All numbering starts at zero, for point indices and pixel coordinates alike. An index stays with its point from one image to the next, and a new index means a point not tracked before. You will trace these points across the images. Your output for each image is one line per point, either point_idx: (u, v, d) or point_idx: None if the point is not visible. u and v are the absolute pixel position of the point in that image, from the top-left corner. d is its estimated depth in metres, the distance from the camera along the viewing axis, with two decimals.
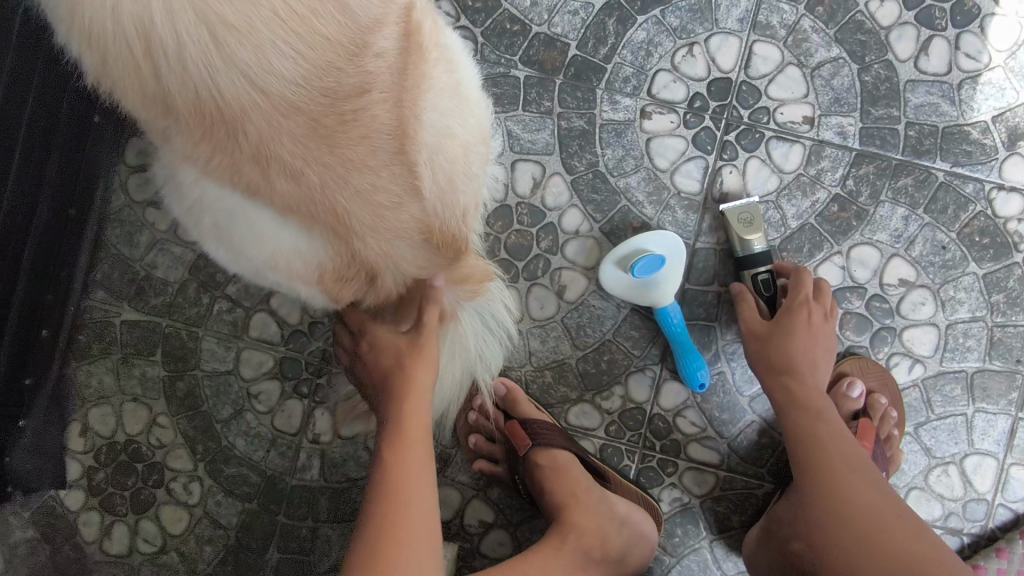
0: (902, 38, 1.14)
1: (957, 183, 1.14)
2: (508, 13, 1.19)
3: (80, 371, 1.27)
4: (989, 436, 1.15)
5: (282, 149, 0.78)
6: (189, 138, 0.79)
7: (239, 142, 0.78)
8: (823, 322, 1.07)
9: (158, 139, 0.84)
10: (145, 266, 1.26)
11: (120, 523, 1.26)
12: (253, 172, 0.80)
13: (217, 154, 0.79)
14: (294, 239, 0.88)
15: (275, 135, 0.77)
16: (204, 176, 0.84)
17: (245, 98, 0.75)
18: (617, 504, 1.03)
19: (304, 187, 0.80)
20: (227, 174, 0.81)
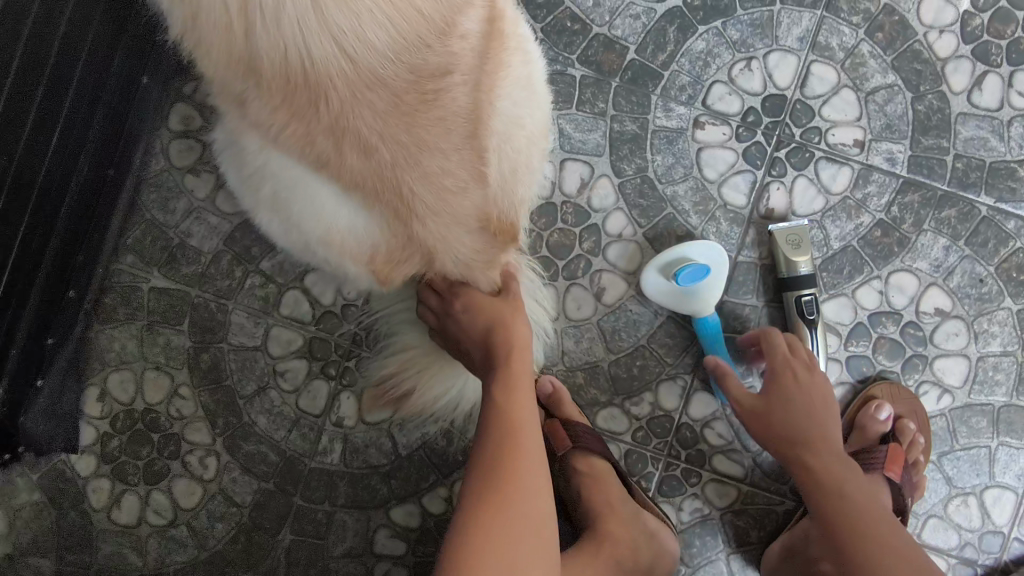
0: (957, 71, 1.16)
1: (1000, 219, 1.16)
2: (569, 10, 1.18)
3: (102, 335, 1.24)
4: (1009, 470, 1.17)
5: (360, 122, 0.78)
6: (267, 103, 0.80)
7: (319, 110, 0.78)
8: (809, 376, 1.07)
9: (230, 106, 0.84)
10: (179, 234, 1.23)
11: (131, 493, 1.24)
12: (326, 143, 0.79)
13: (292, 121, 0.79)
14: (352, 216, 0.86)
15: (356, 107, 0.78)
16: (269, 144, 0.83)
17: (334, 65, 0.77)
18: (648, 519, 1.05)
19: (375, 162, 0.79)
20: (297, 143, 0.80)
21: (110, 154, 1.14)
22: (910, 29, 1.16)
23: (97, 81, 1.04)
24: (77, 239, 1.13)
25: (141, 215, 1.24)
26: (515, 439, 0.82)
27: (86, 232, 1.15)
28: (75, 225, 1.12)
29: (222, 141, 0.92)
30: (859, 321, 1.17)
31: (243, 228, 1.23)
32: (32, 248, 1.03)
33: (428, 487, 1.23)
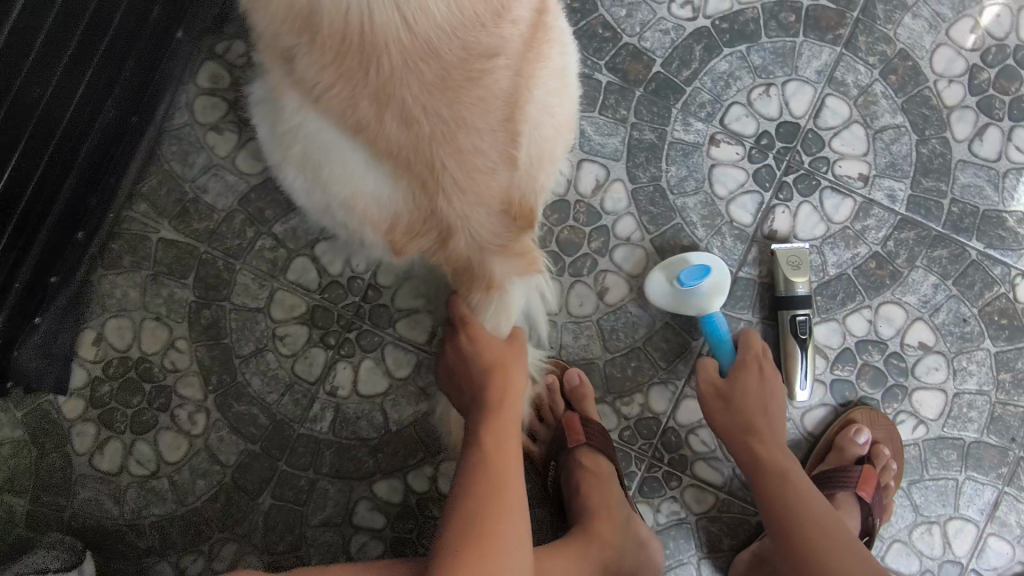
0: (961, 120, 1.22)
1: (987, 264, 1.21)
2: (602, 18, 1.22)
3: (105, 280, 1.24)
4: (974, 504, 1.21)
5: (406, 90, 0.81)
6: (316, 61, 0.82)
7: (369, 73, 0.81)
8: (772, 375, 1.15)
9: (277, 62, 0.87)
10: (195, 189, 1.24)
11: (115, 441, 1.23)
12: (369, 108, 0.82)
13: (340, 82, 0.82)
14: (379, 183, 0.88)
15: (404, 75, 0.81)
16: (311, 101, 0.85)
17: (391, 30, 0.80)
18: (638, 528, 1.06)
19: (413, 133, 0.82)
20: (341, 104, 0.83)
21: (137, 101, 1.15)
22: (921, 75, 1.22)
23: (132, 28, 1.06)
24: (93, 181, 1.13)
25: (159, 166, 1.24)
26: (496, 460, 0.85)
27: (102, 176, 1.15)
28: (94, 167, 1.12)
29: (263, 97, 0.95)
30: (847, 346, 1.22)
31: (260, 190, 1.25)
32: (49, 183, 1.04)
33: (413, 464, 1.25)
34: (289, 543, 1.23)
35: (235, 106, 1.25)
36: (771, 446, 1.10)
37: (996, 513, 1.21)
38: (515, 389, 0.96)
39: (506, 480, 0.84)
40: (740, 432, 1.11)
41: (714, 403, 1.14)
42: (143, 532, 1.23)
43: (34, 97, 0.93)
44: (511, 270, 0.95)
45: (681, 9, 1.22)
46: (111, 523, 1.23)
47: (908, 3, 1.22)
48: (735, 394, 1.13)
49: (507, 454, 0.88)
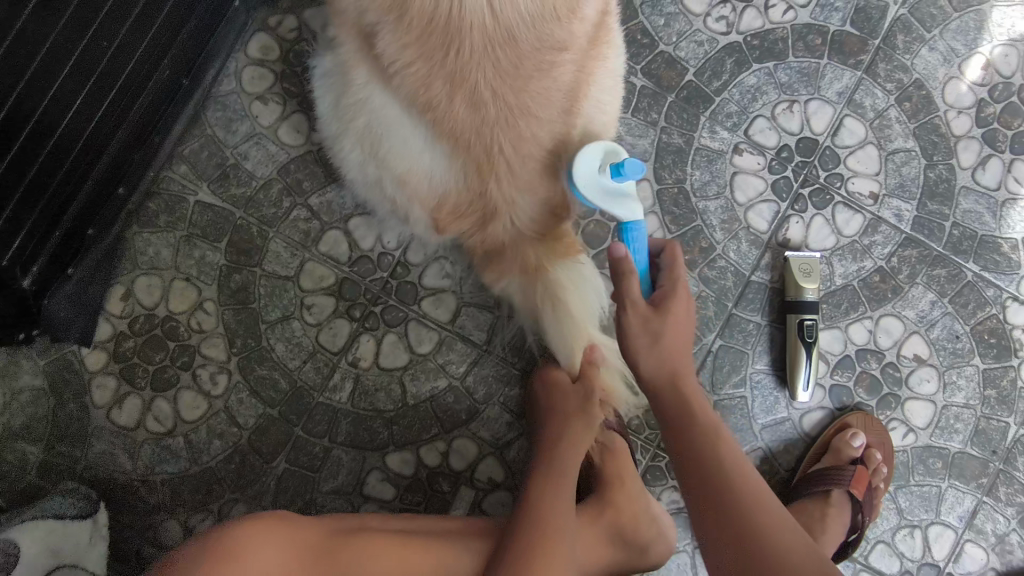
0: (967, 149, 1.30)
1: (981, 285, 1.29)
2: (641, 25, 1.28)
3: (138, 238, 1.25)
4: (954, 511, 1.29)
5: (480, 75, 0.85)
6: (398, 39, 0.86)
7: (448, 56, 0.85)
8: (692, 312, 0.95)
9: (353, 36, 0.92)
10: (236, 155, 1.27)
11: (135, 396, 1.25)
12: (441, 88, 0.86)
13: (418, 61, 0.86)
14: (436, 163, 0.92)
15: (479, 61, 0.85)
16: (385, 77, 0.90)
17: (475, 16, 0.84)
18: (652, 505, 1.11)
19: (479, 117, 0.87)
20: (415, 82, 0.87)
21: (188, 63, 1.18)
22: (933, 104, 1.30)
23: None
24: (139, 137, 1.16)
25: (202, 130, 1.27)
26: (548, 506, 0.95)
27: (148, 133, 1.18)
28: (143, 123, 1.15)
29: (332, 69, 1.00)
30: (847, 353, 1.29)
31: (299, 161, 1.28)
32: (101, 135, 1.06)
33: (427, 439, 1.29)
34: (298, 507, 1.26)
35: (282, 78, 1.28)
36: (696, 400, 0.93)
37: (973, 521, 1.29)
38: (574, 436, 1.05)
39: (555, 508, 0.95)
40: (662, 380, 0.93)
41: (636, 336, 0.92)
42: (155, 488, 1.25)
43: (101, 51, 0.96)
44: (544, 253, 0.99)
45: (716, 22, 1.29)
46: (124, 477, 1.24)
47: (927, 35, 1.30)
48: (656, 326, 0.92)
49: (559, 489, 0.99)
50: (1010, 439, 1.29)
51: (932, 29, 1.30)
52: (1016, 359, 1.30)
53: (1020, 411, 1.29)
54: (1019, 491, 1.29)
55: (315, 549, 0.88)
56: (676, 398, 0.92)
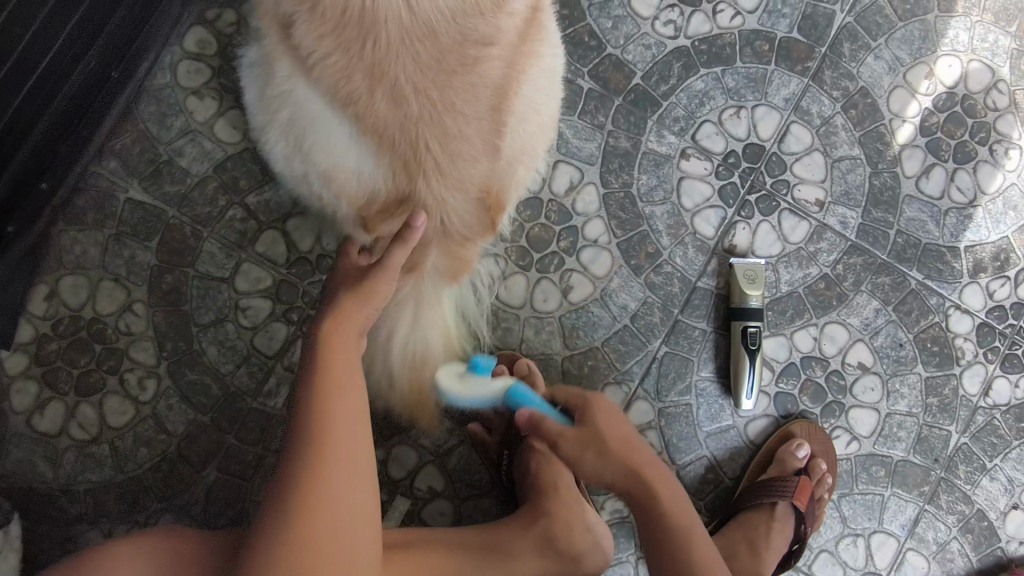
0: (911, 158, 1.30)
1: (925, 293, 1.30)
2: (589, 27, 1.26)
3: (64, 236, 1.20)
4: (897, 520, 1.28)
5: (400, 69, 0.84)
6: (316, 31, 0.85)
7: (366, 49, 0.84)
8: (612, 415, 0.98)
9: (274, 28, 0.90)
10: (169, 151, 1.22)
11: (57, 402, 1.19)
12: (362, 82, 0.84)
13: (337, 53, 0.84)
14: (361, 160, 0.89)
15: (399, 54, 0.84)
16: (305, 71, 0.88)
17: (392, 8, 0.83)
18: (590, 514, 1.08)
19: (401, 112, 0.85)
20: (335, 75, 0.85)
21: (119, 55, 1.14)
22: (879, 112, 1.30)
23: None
24: (65, 131, 1.11)
25: (134, 125, 1.22)
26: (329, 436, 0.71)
27: (76, 126, 1.13)
28: (68, 116, 1.10)
29: (257, 61, 0.98)
30: (792, 361, 1.28)
31: (236, 160, 1.24)
32: (19, 127, 1.01)
33: None
34: (229, 518, 1.22)
35: (219, 73, 1.23)
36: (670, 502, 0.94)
37: (915, 529, 1.29)
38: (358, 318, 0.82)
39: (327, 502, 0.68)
40: (632, 487, 0.94)
41: (588, 461, 0.94)
42: (76, 498, 1.19)
43: (16, 38, 0.92)
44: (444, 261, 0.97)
45: (665, 27, 1.28)
46: (44, 486, 1.19)
47: (872, 44, 1.30)
48: (607, 451, 0.94)
49: (345, 467, 0.71)
50: (952, 447, 1.29)
51: (877, 37, 1.30)
52: (958, 367, 1.30)
53: (962, 419, 1.30)
54: (960, 499, 1.29)
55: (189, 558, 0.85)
56: (653, 508, 0.93)
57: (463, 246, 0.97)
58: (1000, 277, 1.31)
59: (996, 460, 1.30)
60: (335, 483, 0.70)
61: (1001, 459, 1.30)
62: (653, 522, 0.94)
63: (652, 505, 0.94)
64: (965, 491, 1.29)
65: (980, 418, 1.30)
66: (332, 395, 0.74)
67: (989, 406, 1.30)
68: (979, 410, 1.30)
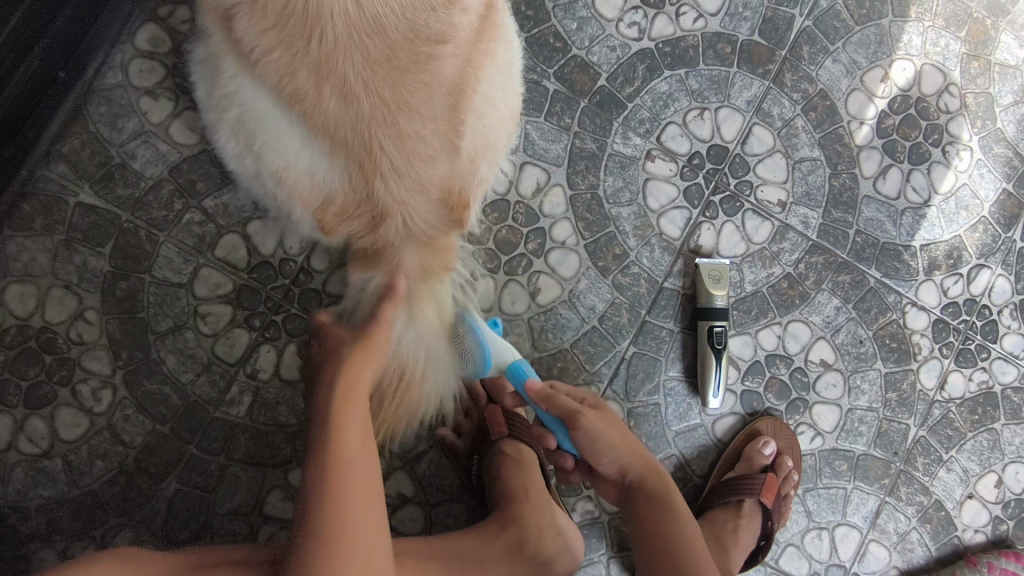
0: (869, 159, 1.34)
1: (883, 291, 1.33)
2: (553, 29, 1.26)
3: (11, 242, 1.15)
4: (860, 512, 1.31)
5: (348, 65, 0.82)
6: (258, 24, 0.82)
7: (311, 44, 0.82)
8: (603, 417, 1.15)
9: (217, 25, 0.88)
10: (122, 153, 1.18)
11: (4, 416, 1.14)
12: (308, 78, 0.82)
13: (281, 48, 0.82)
14: (314, 161, 0.89)
15: (347, 51, 0.82)
16: (250, 69, 0.86)
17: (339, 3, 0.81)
18: (561, 520, 1.07)
19: (352, 111, 0.83)
20: (281, 72, 0.83)
21: (65, 54, 1.10)
22: (837, 115, 1.33)
23: None
24: (8, 133, 1.07)
25: (83, 126, 1.17)
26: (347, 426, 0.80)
27: (19, 128, 1.09)
28: (12, 116, 1.07)
29: (203, 58, 0.95)
30: (757, 359, 1.30)
31: (192, 162, 1.20)
32: None
33: None
34: (191, 531, 1.18)
35: (173, 72, 1.20)
36: (666, 486, 1.02)
37: (877, 520, 1.32)
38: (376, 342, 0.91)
39: (350, 504, 0.74)
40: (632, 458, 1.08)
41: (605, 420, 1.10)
42: (28, 516, 1.14)
43: None
44: (422, 260, 0.97)
45: (629, 28, 1.28)
46: None
47: (830, 48, 1.33)
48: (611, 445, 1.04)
49: (361, 485, 0.76)
50: (910, 441, 1.33)
51: (835, 41, 1.33)
52: (915, 363, 1.33)
53: (920, 413, 1.33)
54: (918, 490, 1.33)
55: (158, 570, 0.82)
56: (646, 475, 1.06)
57: (433, 242, 0.96)
58: (954, 274, 1.35)
59: (952, 451, 1.34)
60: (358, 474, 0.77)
61: (956, 450, 1.34)
62: (654, 500, 1.00)
63: (659, 483, 1.03)
64: (923, 482, 1.33)
65: (936, 412, 1.34)
66: (347, 419, 0.81)
67: (944, 399, 1.34)
68: (936, 404, 1.34)
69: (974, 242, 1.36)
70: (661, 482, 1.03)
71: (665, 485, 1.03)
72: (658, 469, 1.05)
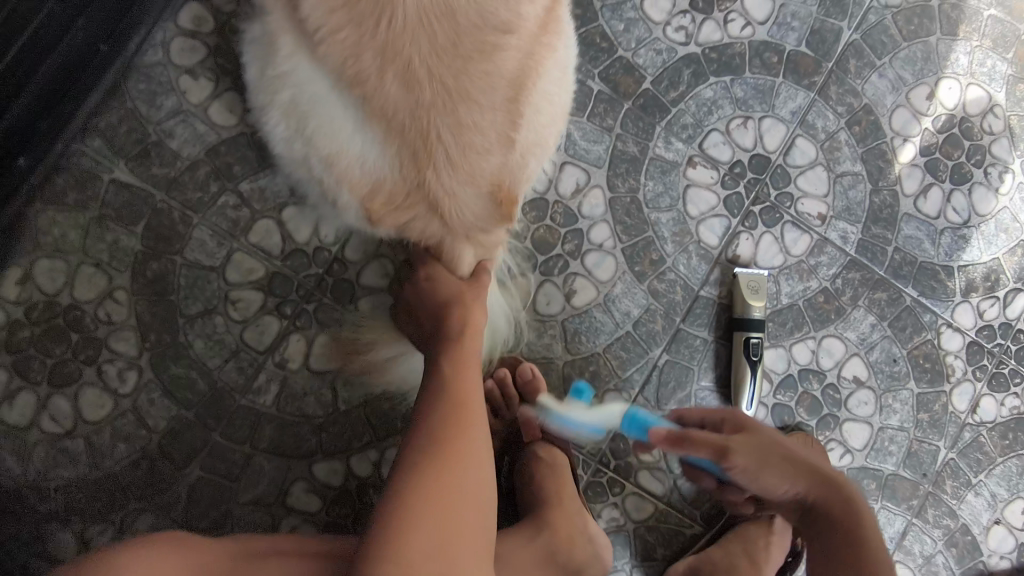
0: (910, 177, 1.32)
1: (919, 310, 1.32)
2: (600, 29, 1.25)
3: (42, 216, 1.13)
4: (886, 532, 1.30)
5: (414, 49, 0.81)
6: (326, 2, 0.81)
7: (379, 27, 0.81)
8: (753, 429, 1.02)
9: (279, 4, 0.87)
10: (160, 132, 1.16)
11: (28, 392, 1.12)
12: (372, 61, 0.81)
13: (347, 29, 0.81)
14: (366, 147, 0.87)
15: (414, 36, 0.81)
16: (311, 49, 0.85)
17: None
18: (589, 524, 1.07)
19: (412, 98, 0.82)
20: (345, 53, 0.82)
21: (108, 29, 1.09)
22: (880, 130, 1.32)
23: None
24: (46, 107, 1.07)
25: (121, 102, 1.16)
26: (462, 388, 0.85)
27: (57, 102, 1.08)
28: (51, 87, 1.05)
29: (258, 36, 0.94)
30: (790, 373, 1.28)
31: (230, 144, 1.18)
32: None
33: (358, 448, 1.21)
34: (212, 520, 1.16)
35: (215, 52, 1.18)
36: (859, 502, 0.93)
37: (902, 542, 1.30)
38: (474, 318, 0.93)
39: (464, 462, 0.77)
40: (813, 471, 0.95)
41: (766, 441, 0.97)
42: (46, 496, 1.12)
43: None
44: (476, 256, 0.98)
45: (676, 33, 1.27)
46: (10, 483, 1.11)
47: (876, 63, 1.32)
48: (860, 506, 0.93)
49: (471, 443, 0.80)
50: (940, 463, 1.31)
51: (882, 56, 1.32)
52: (949, 385, 1.32)
53: (950, 435, 1.32)
54: (945, 513, 1.31)
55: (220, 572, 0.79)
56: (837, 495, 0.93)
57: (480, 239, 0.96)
58: (990, 297, 1.34)
59: (981, 476, 1.32)
60: (469, 439, 0.80)
61: (985, 475, 1.32)
62: (843, 529, 0.90)
63: (846, 507, 0.92)
64: (950, 505, 1.31)
65: (967, 435, 1.32)
66: (460, 384, 0.85)
67: (976, 423, 1.32)
68: (967, 427, 1.32)
69: (1011, 265, 1.34)
70: (845, 500, 0.92)
71: (847, 500, 0.92)
72: (831, 478, 0.94)
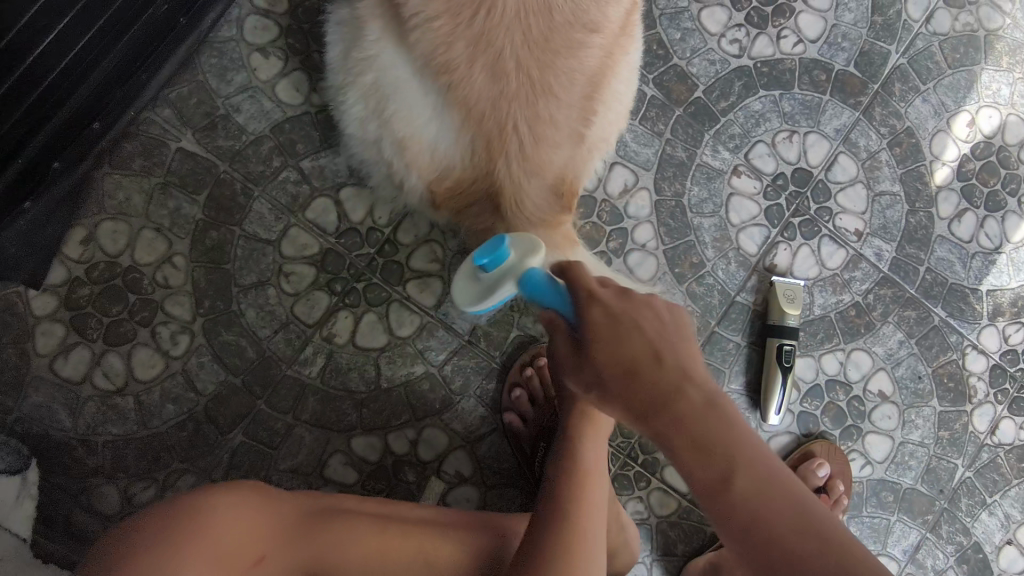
0: (946, 200, 1.36)
1: (946, 330, 1.35)
2: (657, 36, 1.29)
3: (109, 179, 1.17)
4: (900, 544, 1.33)
5: (507, 43, 0.85)
6: None
7: (475, 19, 0.84)
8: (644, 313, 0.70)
9: None
10: (228, 106, 1.20)
11: (83, 348, 1.15)
12: (463, 50, 0.85)
13: (443, 18, 0.85)
14: (442, 132, 0.91)
15: (507, 29, 0.84)
16: (404, 36, 0.89)
17: None
18: (620, 511, 1.11)
19: (497, 88, 0.85)
20: (437, 40, 0.86)
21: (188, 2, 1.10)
22: (920, 153, 1.36)
23: None
24: (124, 75, 1.07)
25: (192, 75, 1.20)
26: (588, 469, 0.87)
27: (134, 71, 1.09)
28: (133, 56, 1.06)
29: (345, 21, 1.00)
30: (818, 382, 1.32)
31: (295, 122, 1.22)
32: (85, 61, 0.96)
33: (396, 426, 1.24)
34: None
35: (286, 32, 1.22)
36: (712, 429, 0.62)
37: (916, 555, 1.33)
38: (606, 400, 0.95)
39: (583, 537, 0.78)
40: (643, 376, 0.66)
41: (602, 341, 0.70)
42: (94, 450, 1.15)
43: None
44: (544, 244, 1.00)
45: (730, 45, 1.31)
46: (59, 435, 1.14)
47: (921, 87, 1.36)
48: (784, 488, 0.61)
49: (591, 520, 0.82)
50: (957, 480, 1.34)
51: (927, 81, 1.36)
52: (970, 405, 1.35)
53: (968, 454, 1.35)
54: (959, 530, 1.34)
55: (286, 532, 0.83)
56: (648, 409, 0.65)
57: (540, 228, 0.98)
58: (1016, 322, 1.37)
59: (996, 496, 1.35)
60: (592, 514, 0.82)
61: (1000, 496, 1.35)
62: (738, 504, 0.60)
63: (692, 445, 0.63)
64: (965, 523, 1.34)
65: (985, 455, 1.36)
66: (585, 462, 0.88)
67: (994, 444, 1.36)
68: (984, 447, 1.36)
69: None
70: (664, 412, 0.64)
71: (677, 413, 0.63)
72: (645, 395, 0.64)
